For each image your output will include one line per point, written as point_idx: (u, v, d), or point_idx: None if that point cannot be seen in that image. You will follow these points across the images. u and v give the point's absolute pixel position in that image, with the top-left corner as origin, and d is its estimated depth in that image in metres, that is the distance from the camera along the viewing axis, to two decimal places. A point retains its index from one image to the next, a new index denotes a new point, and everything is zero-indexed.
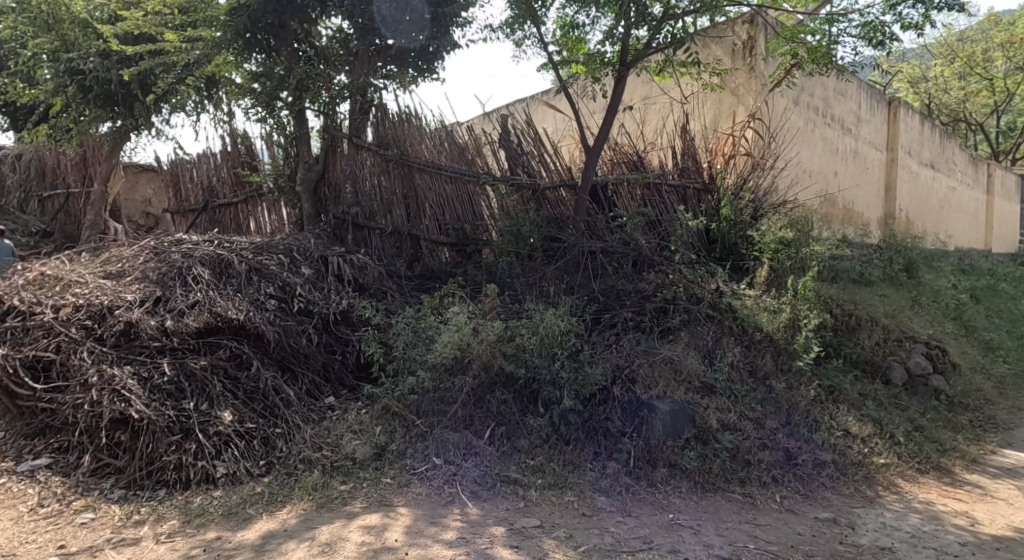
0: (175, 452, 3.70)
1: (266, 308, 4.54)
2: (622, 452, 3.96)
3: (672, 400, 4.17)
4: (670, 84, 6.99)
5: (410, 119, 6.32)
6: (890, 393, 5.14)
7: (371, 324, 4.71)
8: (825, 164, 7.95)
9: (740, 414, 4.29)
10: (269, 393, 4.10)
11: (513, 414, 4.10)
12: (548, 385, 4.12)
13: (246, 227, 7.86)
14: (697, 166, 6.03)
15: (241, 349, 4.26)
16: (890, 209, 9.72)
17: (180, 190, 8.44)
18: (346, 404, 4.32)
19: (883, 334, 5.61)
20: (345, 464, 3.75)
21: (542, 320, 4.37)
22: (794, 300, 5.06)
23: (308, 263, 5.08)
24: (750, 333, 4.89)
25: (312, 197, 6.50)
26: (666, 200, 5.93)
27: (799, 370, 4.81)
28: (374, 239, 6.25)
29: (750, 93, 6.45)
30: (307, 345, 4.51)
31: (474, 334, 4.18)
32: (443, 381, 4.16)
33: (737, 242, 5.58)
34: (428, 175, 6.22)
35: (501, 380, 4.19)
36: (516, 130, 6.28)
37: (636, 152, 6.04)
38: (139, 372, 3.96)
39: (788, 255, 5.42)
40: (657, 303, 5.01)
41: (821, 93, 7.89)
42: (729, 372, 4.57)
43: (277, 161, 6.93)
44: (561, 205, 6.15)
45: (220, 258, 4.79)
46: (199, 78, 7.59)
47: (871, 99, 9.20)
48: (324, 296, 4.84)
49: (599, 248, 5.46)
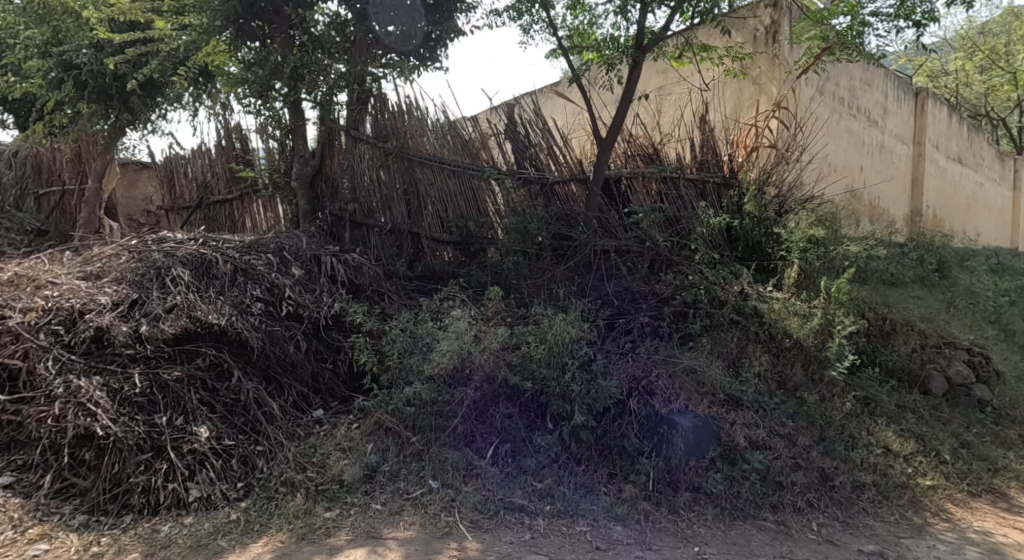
0: (144, 473, 3.34)
1: (250, 311, 4.16)
2: (640, 474, 3.57)
3: (696, 415, 3.78)
4: (687, 73, 6.59)
5: (411, 109, 5.92)
6: (930, 405, 4.73)
7: (364, 330, 4.32)
8: (850, 158, 7.50)
9: (769, 431, 3.89)
10: (251, 406, 3.73)
11: (518, 430, 3.74)
12: (557, 398, 3.74)
13: (242, 224, 7.52)
14: (718, 159, 5.61)
15: (221, 358, 3.88)
16: (916, 206, 9.25)
17: (174, 187, 8.15)
18: (335, 418, 3.93)
19: (920, 340, 5.16)
20: (331, 487, 3.38)
21: (550, 326, 3.94)
22: (827, 303, 4.65)
23: (299, 263, 4.71)
24: (778, 340, 4.47)
25: (308, 192, 6.16)
26: (684, 195, 5.53)
27: (832, 380, 4.41)
28: (373, 237, 5.90)
29: (773, 81, 6.04)
30: (294, 352, 4.13)
31: (475, 342, 3.79)
32: (442, 393, 3.76)
33: (762, 241, 5.16)
34: (430, 169, 5.85)
35: (505, 392, 3.81)
36: (523, 121, 5.90)
37: (652, 144, 5.64)
38: (109, 383, 3.60)
39: (817, 253, 5.01)
40: (675, 307, 4.62)
41: (847, 82, 7.44)
42: (756, 384, 4.18)
43: (273, 154, 6.51)
44: (571, 201, 5.75)
45: (204, 258, 4.42)
46: (193, 69, 7.23)
47: (898, 90, 8.74)
48: (315, 299, 4.46)
49: (612, 247, 5.08)
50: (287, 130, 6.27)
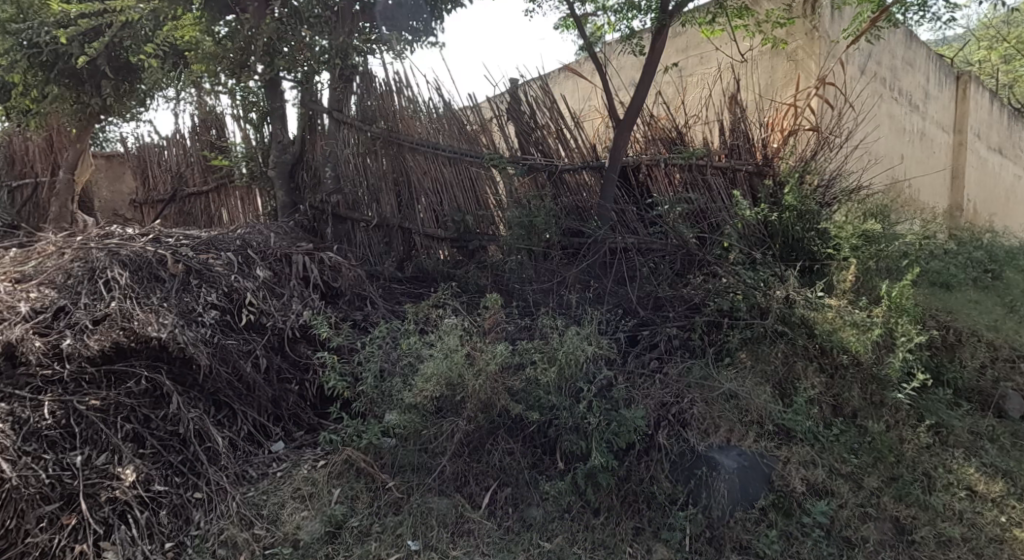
0: (47, 530, 2.62)
1: (201, 322, 3.44)
2: (674, 531, 2.89)
3: (742, 453, 3.09)
4: (713, 50, 5.86)
5: (400, 88, 5.16)
6: (1011, 432, 3.96)
7: (330, 346, 3.55)
8: (891, 146, 6.71)
9: (829, 471, 3.18)
10: (190, 441, 3.01)
11: (521, 471, 3.05)
12: (570, 432, 3.04)
13: (218, 218, 6.81)
14: (750, 144, 4.85)
15: (158, 380, 3.13)
16: (956, 199, 8.48)
17: (148, 178, 7.46)
18: (298, 454, 3.20)
19: (990, 352, 4.35)
20: (283, 551, 2.68)
21: (560, 342, 3.24)
22: (889, 311, 3.89)
23: (264, 262, 4.00)
24: (832, 356, 3.73)
25: (287, 183, 5.49)
26: (713, 186, 4.80)
27: (896, 404, 3.64)
28: (359, 234, 5.21)
29: (813, 57, 5.31)
30: (251, 372, 3.36)
31: (469, 362, 3.09)
32: (429, 427, 3.06)
33: (805, 238, 4.38)
34: (422, 155, 5.10)
35: (506, 424, 3.13)
36: (528, 98, 5.15)
37: (675, 127, 4.91)
38: (13, 412, 2.83)
39: (871, 252, 4.24)
40: (709, 315, 3.88)
41: (889, 61, 6.66)
42: (810, 410, 3.46)
43: (249, 139, 5.76)
44: (584, 192, 4.99)
45: (151, 256, 3.71)
46: (165, 48, 6.40)
47: (939, 72, 7.94)
48: (282, 306, 3.77)
49: (633, 245, 4.37)
50: (264, 115, 5.58)
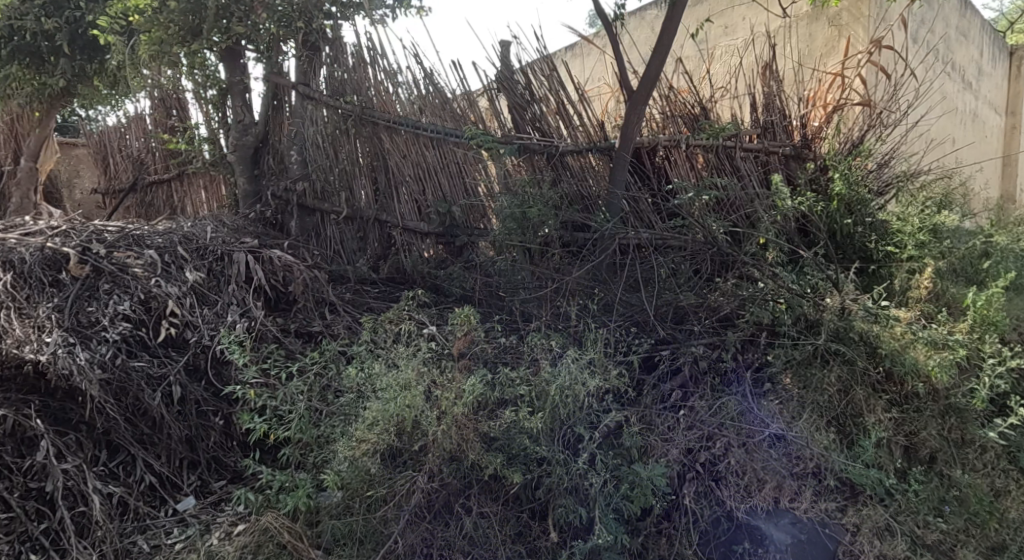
0: None
1: (99, 339, 2.65)
2: None
3: (796, 521, 2.46)
4: (744, 14, 5.11)
5: (376, 58, 4.33)
6: None
7: (246, 379, 2.70)
8: (942, 127, 5.84)
9: (912, 543, 2.48)
10: (59, 506, 2.27)
11: (500, 544, 2.30)
12: (566, 495, 2.31)
13: (181, 208, 6.06)
14: (787, 122, 4.01)
15: (26, 420, 2.37)
16: (1008, 188, 7.53)
17: (112, 165, 6.71)
18: (213, 515, 2.45)
19: None
20: None
21: (554, 373, 2.47)
22: (974, 328, 3.07)
23: (196, 261, 3.18)
24: (901, 384, 2.89)
25: (249, 169, 4.72)
26: (743, 171, 3.97)
27: (986, 447, 2.80)
28: (329, 228, 4.46)
29: (860, 20, 4.56)
30: (157, 406, 2.58)
31: (432, 402, 2.34)
32: (379, 487, 2.32)
33: (854, 234, 3.61)
34: (401, 137, 4.30)
35: (481, 480, 2.38)
36: (526, 67, 4.24)
37: (700, 101, 4.07)
38: None
39: (940, 250, 3.41)
40: (744, 331, 3.05)
41: (943, 30, 5.79)
42: (878, 457, 2.68)
43: (209, 119, 4.96)
44: (590, 177, 4.14)
45: (50, 256, 2.94)
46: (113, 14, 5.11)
47: (993, 46, 7.03)
48: (214, 317, 2.97)
49: (648, 241, 3.53)
50: (223, 91, 4.78)
